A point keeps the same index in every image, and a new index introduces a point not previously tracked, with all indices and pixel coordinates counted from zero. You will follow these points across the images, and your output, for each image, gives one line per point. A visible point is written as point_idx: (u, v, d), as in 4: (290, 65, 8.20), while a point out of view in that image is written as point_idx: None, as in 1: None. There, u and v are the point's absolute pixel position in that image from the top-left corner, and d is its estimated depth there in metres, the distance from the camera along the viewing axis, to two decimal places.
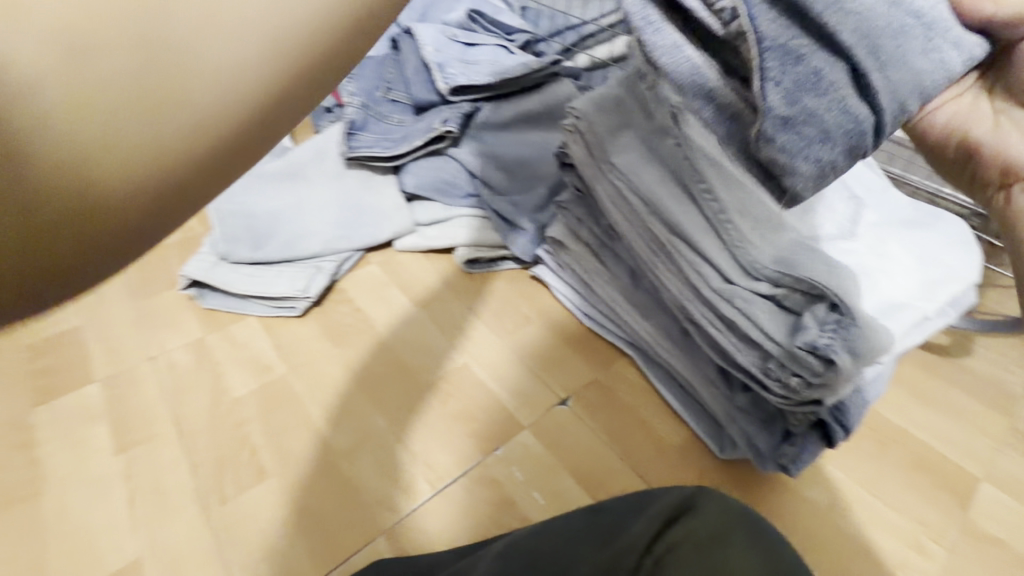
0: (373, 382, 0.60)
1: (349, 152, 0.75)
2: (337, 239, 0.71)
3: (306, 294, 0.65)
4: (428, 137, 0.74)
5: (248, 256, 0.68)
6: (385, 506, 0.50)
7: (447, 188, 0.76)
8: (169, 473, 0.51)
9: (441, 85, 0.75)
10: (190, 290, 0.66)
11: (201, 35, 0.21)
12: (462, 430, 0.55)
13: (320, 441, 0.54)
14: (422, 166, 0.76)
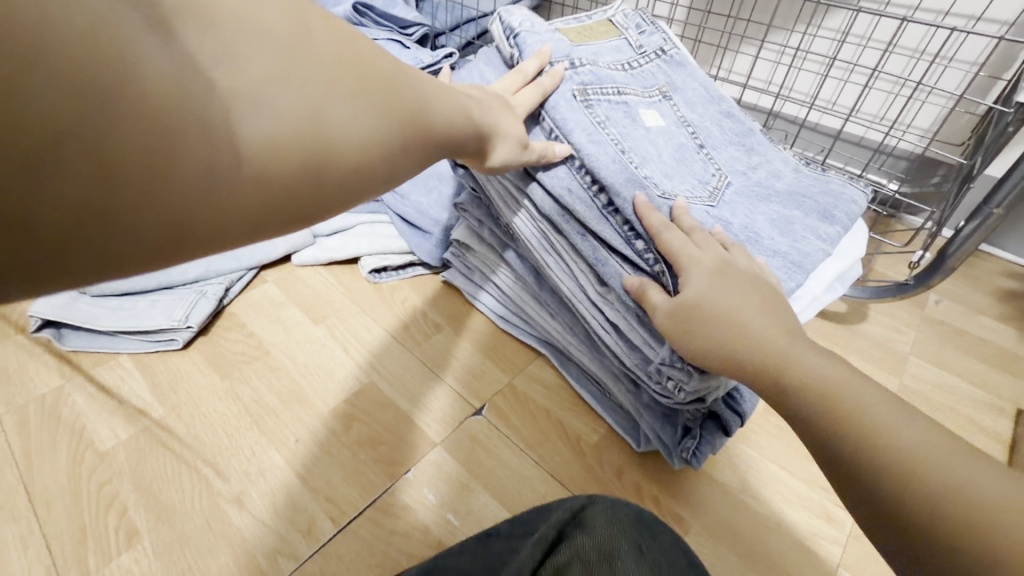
0: (269, 414, 0.54)
1: None
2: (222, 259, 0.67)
3: (186, 324, 0.59)
4: None
5: (116, 288, 0.63)
6: (280, 555, 0.45)
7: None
8: (15, 551, 0.44)
9: None
10: (46, 332, 0.59)
11: (262, 117, 0.21)
12: (368, 456, 0.52)
13: (204, 487, 0.48)
14: None
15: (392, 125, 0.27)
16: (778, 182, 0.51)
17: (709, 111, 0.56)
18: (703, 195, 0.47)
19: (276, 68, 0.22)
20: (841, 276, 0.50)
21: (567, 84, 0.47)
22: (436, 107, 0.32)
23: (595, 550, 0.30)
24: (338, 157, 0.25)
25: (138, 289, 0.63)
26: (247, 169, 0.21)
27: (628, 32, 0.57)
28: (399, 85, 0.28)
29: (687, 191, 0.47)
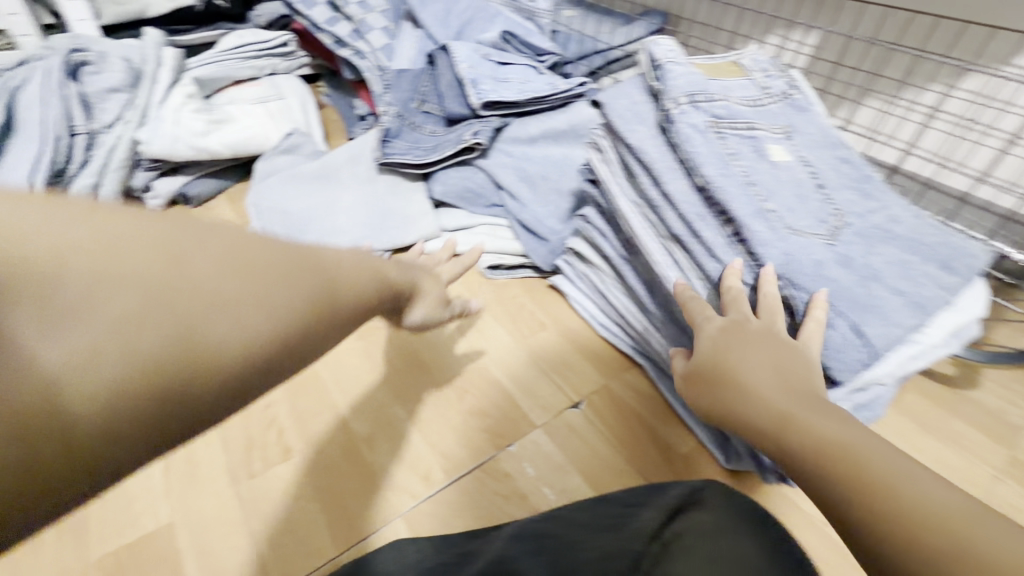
0: (395, 373, 0.63)
1: (383, 158, 0.82)
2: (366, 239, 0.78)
3: None
4: (458, 148, 0.81)
5: None
6: (401, 492, 0.52)
7: (474, 197, 0.83)
8: (201, 446, 0.54)
9: (474, 99, 0.81)
10: None
11: (127, 341, 0.21)
12: (476, 425, 0.58)
13: (342, 425, 0.57)
14: (451, 175, 0.83)
15: (297, 290, 0.26)
16: (898, 227, 0.53)
17: (828, 153, 0.59)
18: (823, 230, 0.50)
19: (121, 304, 0.21)
20: (959, 331, 0.51)
21: (699, 115, 0.52)
22: (342, 266, 0.31)
23: (711, 523, 0.32)
24: (214, 368, 0.23)
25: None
26: (133, 397, 0.21)
27: (754, 74, 0.63)
28: (292, 256, 0.27)
29: (810, 225, 0.50)
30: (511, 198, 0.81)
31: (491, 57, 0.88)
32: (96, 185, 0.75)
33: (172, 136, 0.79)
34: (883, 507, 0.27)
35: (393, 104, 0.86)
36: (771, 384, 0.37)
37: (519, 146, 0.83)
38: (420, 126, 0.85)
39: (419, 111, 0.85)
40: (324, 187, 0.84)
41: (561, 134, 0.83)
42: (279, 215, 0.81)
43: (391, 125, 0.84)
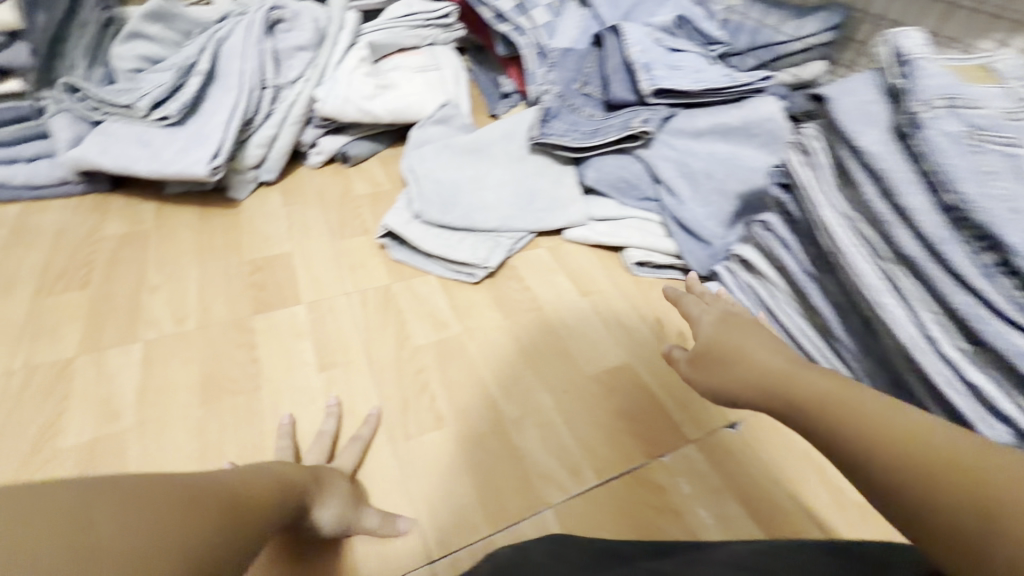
0: (541, 359, 0.61)
1: (539, 138, 0.79)
2: (515, 219, 0.77)
3: (485, 264, 0.70)
4: (623, 135, 0.76)
5: (437, 219, 0.74)
6: (551, 482, 0.49)
7: (627, 188, 0.79)
8: (361, 399, 0.55)
9: (646, 85, 0.76)
10: (385, 239, 0.74)
11: None
12: (625, 427, 0.55)
13: (490, 404, 0.56)
14: (607, 162, 0.79)
15: (215, 522, 0.28)
16: None
17: None
18: None
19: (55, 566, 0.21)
20: None
21: (951, 121, 0.44)
22: (246, 488, 0.33)
23: None
24: None
25: (450, 224, 0.74)
26: None
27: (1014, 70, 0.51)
28: (206, 492, 0.29)
29: None
30: (668, 192, 0.76)
31: (663, 43, 0.82)
32: (274, 137, 0.81)
33: (344, 97, 0.83)
34: (888, 464, 0.27)
35: (556, 83, 0.83)
36: (761, 348, 0.39)
37: (685, 139, 0.77)
38: (579, 109, 0.82)
39: (580, 93, 0.82)
40: (474, 162, 0.83)
41: (733, 131, 0.75)
42: (432, 181, 0.79)
43: (551, 104, 0.81)
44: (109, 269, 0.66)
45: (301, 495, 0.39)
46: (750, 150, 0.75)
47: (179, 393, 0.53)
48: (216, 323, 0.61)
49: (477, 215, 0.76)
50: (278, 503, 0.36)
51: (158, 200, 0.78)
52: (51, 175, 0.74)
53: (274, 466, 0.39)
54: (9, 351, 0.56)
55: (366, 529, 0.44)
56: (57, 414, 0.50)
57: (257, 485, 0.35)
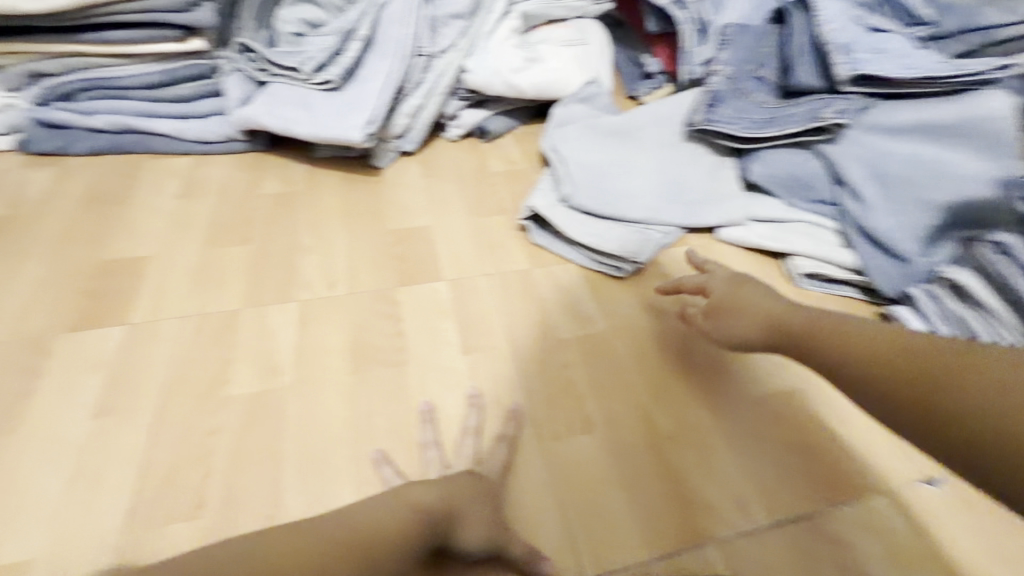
0: (697, 371, 0.55)
1: (705, 123, 0.71)
2: (664, 211, 0.69)
3: (636, 259, 0.64)
4: (808, 126, 0.67)
5: (585, 206, 0.68)
6: (715, 514, 0.45)
7: (799, 187, 0.69)
8: (505, 388, 0.52)
9: (845, 68, 0.66)
10: (527, 221, 0.70)
11: None
12: (799, 463, 0.48)
13: (642, 413, 0.51)
14: (779, 156, 0.70)
15: None
16: None
17: None
18: None
19: None
20: None
21: None
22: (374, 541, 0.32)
23: None
24: None
25: (596, 210, 0.68)
26: None
27: None
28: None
29: None
30: (851, 197, 0.66)
31: (865, 21, 0.70)
32: (420, 108, 0.80)
33: (493, 70, 0.80)
34: (927, 399, 0.36)
35: (727, 63, 0.74)
36: (759, 296, 0.48)
37: (880, 136, 0.66)
38: (751, 93, 0.72)
39: (755, 76, 0.73)
40: (622, 145, 0.75)
41: (948, 129, 0.62)
42: (577, 161, 0.73)
43: (720, 87, 0.73)
44: (267, 227, 0.69)
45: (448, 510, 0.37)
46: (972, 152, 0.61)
47: (332, 358, 0.54)
48: (364, 292, 0.61)
49: (624, 203, 0.69)
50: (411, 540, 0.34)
51: (308, 163, 0.80)
52: (219, 131, 0.78)
53: (409, 490, 0.36)
54: (184, 297, 0.59)
55: (513, 559, 0.39)
56: (225, 364, 0.53)
57: (374, 515, 0.35)
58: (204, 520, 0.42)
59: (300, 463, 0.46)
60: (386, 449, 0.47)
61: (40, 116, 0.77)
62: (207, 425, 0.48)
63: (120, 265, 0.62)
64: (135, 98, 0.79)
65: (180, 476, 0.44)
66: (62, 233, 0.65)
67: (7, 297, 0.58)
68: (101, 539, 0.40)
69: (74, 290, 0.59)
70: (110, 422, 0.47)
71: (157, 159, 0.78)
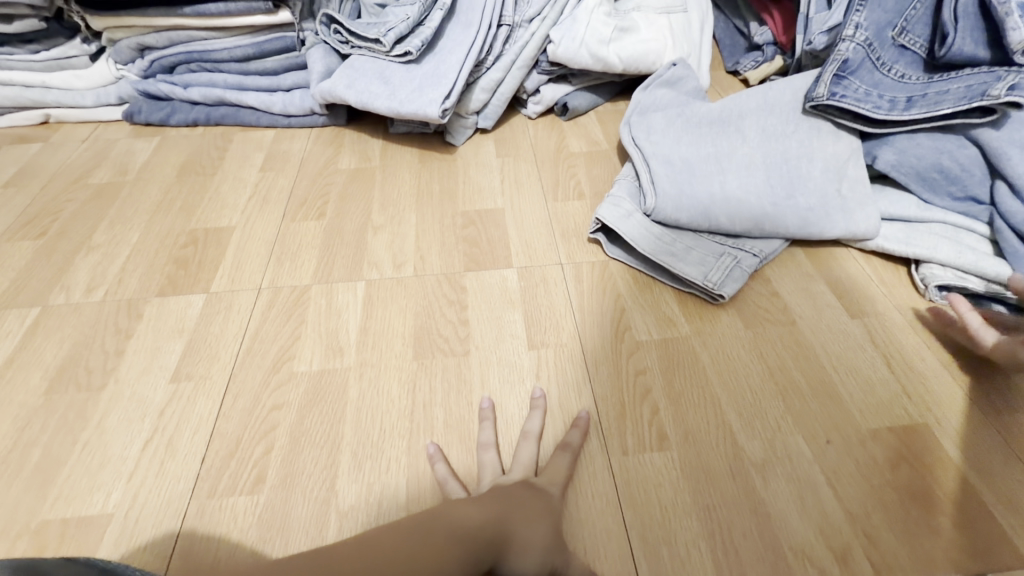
0: (794, 393, 0.48)
1: (828, 99, 0.59)
2: (764, 220, 0.58)
3: (719, 292, 0.54)
4: (965, 107, 0.55)
5: (670, 216, 0.59)
6: (811, 565, 0.38)
7: (940, 180, 0.57)
8: (572, 392, 0.48)
9: (1019, 38, 0.53)
10: (597, 235, 0.61)
11: None
12: (921, 516, 0.40)
13: (728, 436, 0.45)
14: (921, 143, 0.58)
15: None
16: None
17: None
18: None
19: None
20: None
21: None
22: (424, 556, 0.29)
23: None
24: None
25: (681, 224, 0.59)
26: None
27: None
28: None
29: None
30: (1012, 194, 0.54)
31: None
32: (500, 82, 0.76)
33: (580, 40, 0.74)
34: None
35: (863, 26, 0.62)
36: None
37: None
38: (889, 66, 0.61)
39: (895, 45, 0.61)
40: (718, 135, 0.64)
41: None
42: (663, 161, 0.62)
43: (851, 57, 0.61)
44: (341, 203, 0.68)
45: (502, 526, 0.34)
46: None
47: (395, 343, 0.52)
48: (431, 275, 0.59)
49: (720, 212, 0.58)
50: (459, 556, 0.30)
51: (384, 139, 0.79)
52: (302, 105, 0.79)
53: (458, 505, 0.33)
54: (260, 269, 0.60)
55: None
56: (293, 339, 0.53)
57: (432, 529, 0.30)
58: (261, 497, 0.42)
59: (357, 449, 0.45)
60: (441, 445, 0.45)
61: (146, 88, 0.82)
62: (272, 401, 0.48)
63: (205, 235, 0.64)
64: (228, 71, 0.82)
65: (244, 450, 0.45)
66: (158, 201, 0.69)
67: (108, 260, 0.62)
68: (170, 504, 0.42)
69: (164, 257, 0.62)
70: (186, 389, 0.49)
71: (246, 132, 0.81)
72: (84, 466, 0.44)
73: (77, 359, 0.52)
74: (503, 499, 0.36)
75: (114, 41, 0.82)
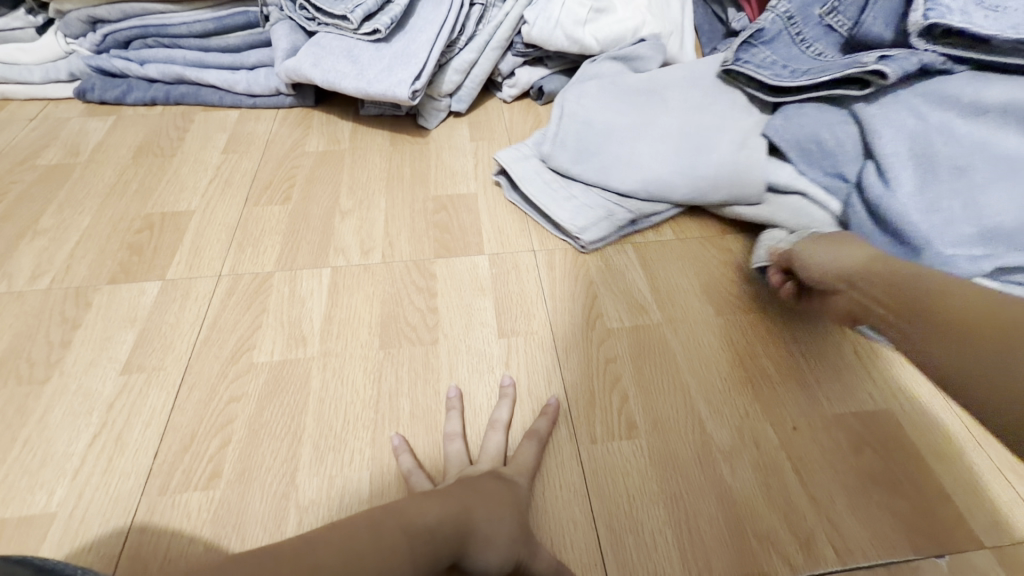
0: (762, 379, 0.47)
1: (732, 62, 0.61)
2: (658, 184, 0.59)
3: (579, 237, 0.57)
4: (846, 72, 0.53)
5: (564, 166, 0.62)
6: (774, 550, 0.38)
7: (817, 153, 0.55)
8: (542, 381, 0.47)
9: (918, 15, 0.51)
10: (499, 177, 0.65)
11: None
12: (882, 499, 0.40)
13: (697, 422, 0.45)
14: (808, 113, 0.56)
15: None
16: None
17: None
18: None
19: None
20: None
21: None
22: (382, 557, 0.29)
23: None
24: None
25: (573, 173, 0.62)
26: None
27: None
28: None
29: None
30: (878, 173, 0.52)
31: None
32: (473, 63, 0.74)
33: (555, 20, 0.71)
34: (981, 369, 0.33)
35: (789, 2, 0.63)
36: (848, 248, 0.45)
37: (949, 112, 0.51)
38: (809, 42, 0.60)
39: (819, 23, 0.61)
40: (642, 104, 0.63)
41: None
42: (576, 120, 0.63)
43: (770, 27, 0.62)
44: (307, 187, 0.66)
45: (461, 522, 0.33)
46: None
47: (361, 332, 0.51)
48: (399, 261, 0.57)
49: (611, 168, 0.60)
50: (413, 561, 0.29)
51: (354, 120, 0.76)
52: (267, 85, 0.75)
53: (417, 501, 0.32)
54: (219, 255, 0.57)
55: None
56: (253, 329, 0.51)
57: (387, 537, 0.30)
58: (217, 493, 0.40)
59: (319, 441, 0.43)
60: (407, 436, 0.44)
61: (99, 64, 0.78)
62: (229, 392, 0.46)
63: (162, 219, 0.61)
64: (188, 47, 0.78)
65: (199, 443, 0.43)
66: (112, 183, 0.65)
67: (55, 245, 0.58)
68: (118, 501, 0.40)
69: (117, 242, 0.58)
70: (138, 381, 0.47)
71: (207, 112, 0.77)
72: (26, 463, 0.42)
73: (19, 350, 0.49)
74: (467, 492, 0.35)
75: (63, 13, 0.78)
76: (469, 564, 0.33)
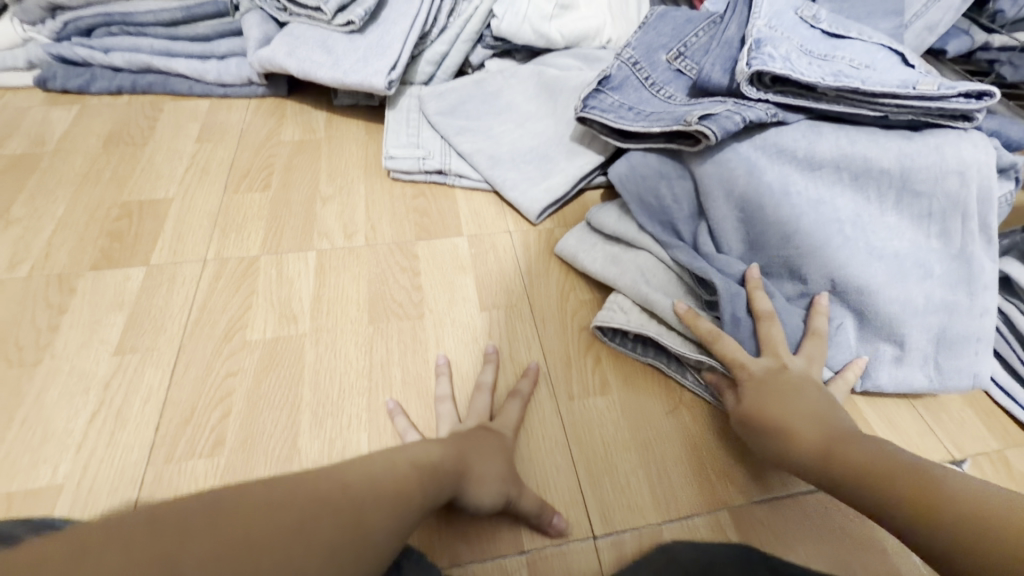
0: None
1: (581, 109, 0.57)
2: (489, 157, 0.67)
3: (386, 158, 0.67)
4: (672, 128, 0.51)
5: (435, 110, 0.72)
6: (732, 484, 0.44)
7: (657, 208, 0.53)
8: (521, 349, 0.52)
9: (744, 65, 0.49)
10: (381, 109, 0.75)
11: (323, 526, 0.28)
12: None
13: (663, 380, 0.50)
14: (648, 163, 0.54)
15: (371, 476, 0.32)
16: None
17: None
18: None
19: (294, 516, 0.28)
20: None
21: None
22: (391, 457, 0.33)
23: None
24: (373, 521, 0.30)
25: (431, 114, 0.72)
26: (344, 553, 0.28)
27: None
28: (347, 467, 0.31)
29: None
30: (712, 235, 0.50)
31: (818, 23, 0.54)
32: (445, 55, 0.77)
33: (523, 16, 0.75)
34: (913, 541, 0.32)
35: (635, 46, 0.62)
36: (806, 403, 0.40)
37: (785, 166, 0.49)
38: (658, 86, 0.58)
39: (667, 66, 0.60)
40: (549, 99, 0.71)
41: (874, 172, 0.47)
42: (477, 84, 0.74)
43: (616, 73, 0.60)
44: (286, 174, 0.67)
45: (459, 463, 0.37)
46: (890, 214, 0.47)
47: (350, 309, 0.53)
48: (382, 243, 0.60)
49: (460, 125, 0.70)
50: (422, 490, 0.33)
51: (328, 110, 0.78)
52: (239, 74, 0.76)
53: (420, 445, 0.36)
54: (203, 242, 0.59)
55: (523, 512, 0.40)
56: (243, 310, 0.53)
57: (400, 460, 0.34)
58: (221, 460, 0.42)
59: (316, 408, 0.46)
60: (400, 401, 0.47)
61: (60, 51, 0.76)
62: (225, 368, 0.48)
63: (140, 207, 0.62)
64: (155, 36, 0.79)
65: (199, 416, 0.45)
66: (84, 172, 0.65)
67: (30, 233, 0.58)
68: (123, 470, 0.41)
69: (96, 230, 0.59)
70: (131, 361, 0.48)
71: (177, 101, 0.77)
72: (25, 441, 0.43)
73: (6, 335, 0.49)
74: (461, 441, 0.39)
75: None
76: (465, 502, 0.37)
